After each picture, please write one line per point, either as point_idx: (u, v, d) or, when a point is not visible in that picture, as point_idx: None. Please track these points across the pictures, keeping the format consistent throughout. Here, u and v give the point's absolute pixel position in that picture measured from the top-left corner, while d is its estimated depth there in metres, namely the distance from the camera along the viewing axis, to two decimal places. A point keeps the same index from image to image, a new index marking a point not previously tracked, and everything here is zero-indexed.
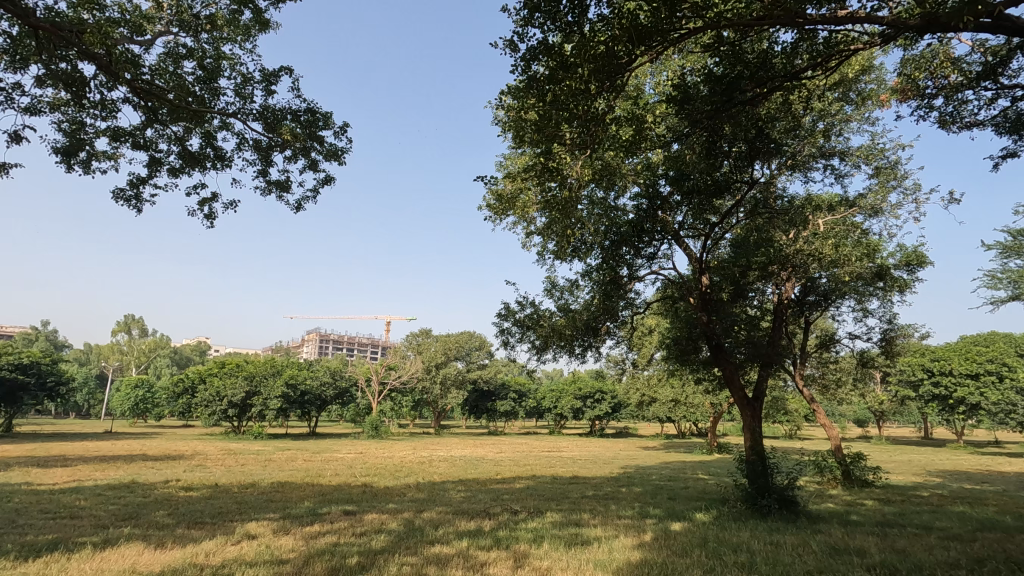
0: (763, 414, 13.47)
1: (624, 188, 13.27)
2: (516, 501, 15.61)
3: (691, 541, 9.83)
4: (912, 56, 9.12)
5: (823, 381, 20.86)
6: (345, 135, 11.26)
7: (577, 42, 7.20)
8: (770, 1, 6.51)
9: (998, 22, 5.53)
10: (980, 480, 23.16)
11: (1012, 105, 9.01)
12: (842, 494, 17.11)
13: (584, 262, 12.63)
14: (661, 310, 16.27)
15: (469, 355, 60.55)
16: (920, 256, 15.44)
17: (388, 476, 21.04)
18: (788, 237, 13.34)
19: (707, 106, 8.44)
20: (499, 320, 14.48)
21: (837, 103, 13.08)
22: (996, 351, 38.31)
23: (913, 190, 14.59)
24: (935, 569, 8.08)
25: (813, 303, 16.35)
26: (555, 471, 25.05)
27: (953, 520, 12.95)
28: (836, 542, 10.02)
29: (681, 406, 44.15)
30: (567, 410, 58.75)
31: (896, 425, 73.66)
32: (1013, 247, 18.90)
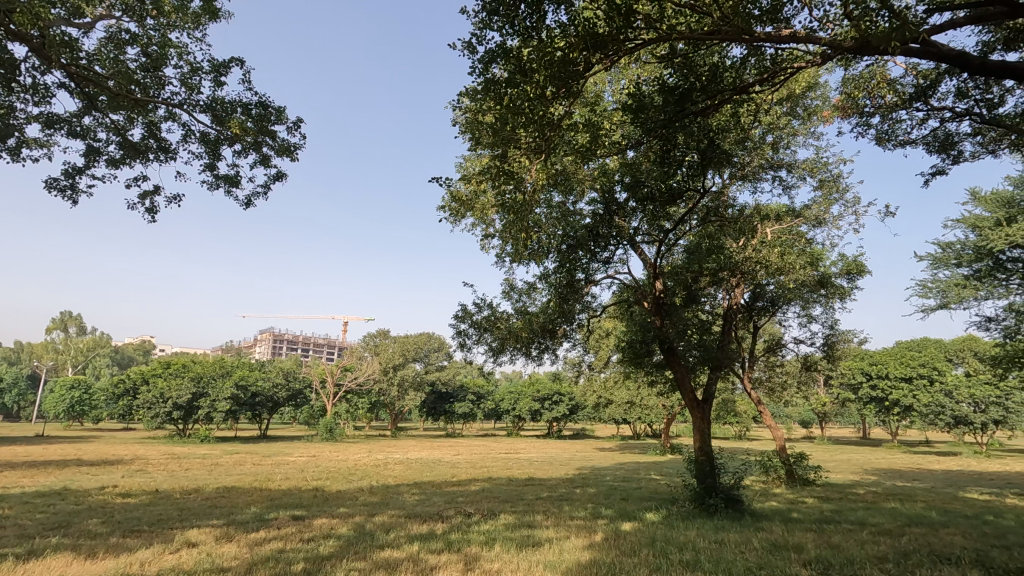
0: (712, 415, 13.88)
1: (582, 193, 13.48)
2: (471, 503, 15.58)
3: (639, 541, 10.04)
4: (852, 76, 9.61)
5: (769, 384, 21.69)
6: (298, 131, 11.00)
7: (535, 47, 7.21)
8: (719, 17, 6.74)
9: (925, 49, 5.86)
10: (910, 478, 24.56)
11: (941, 126, 9.62)
12: (785, 492, 17.82)
13: (541, 265, 12.73)
14: (617, 313, 16.60)
15: (428, 356, 60.12)
16: (859, 266, 16.29)
17: (341, 480, 20.58)
18: (738, 244, 13.83)
19: (660, 115, 8.64)
20: (456, 322, 14.45)
21: (785, 117, 13.68)
22: (928, 356, 40.78)
23: (853, 203, 15.39)
24: (865, 563, 8.52)
25: (761, 308, 17.04)
26: (512, 473, 25.11)
27: (885, 517, 13.68)
28: (777, 539, 10.39)
29: (636, 407, 45.52)
30: (525, 412, 58.99)
31: (837, 427, 77.12)
32: (942, 259, 20.21)
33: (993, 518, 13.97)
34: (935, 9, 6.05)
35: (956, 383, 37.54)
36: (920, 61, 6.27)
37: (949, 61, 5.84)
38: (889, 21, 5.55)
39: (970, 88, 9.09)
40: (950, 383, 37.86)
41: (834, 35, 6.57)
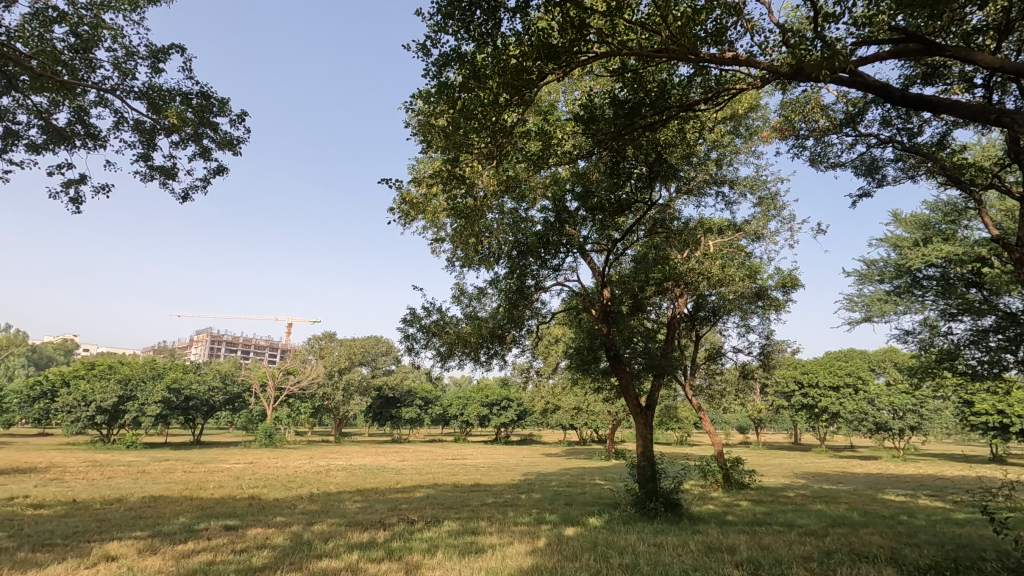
0: (654, 422, 14.23)
1: (534, 201, 13.63)
2: (414, 510, 15.33)
3: (581, 546, 10.17)
4: (789, 100, 10.16)
5: (710, 391, 22.49)
6: (242, 124, 10.59)
7: (491, 53, 7.24)
8: (667, 36, 6.97)
9: (853, 78, 6.27)
10: (835, 481, 26.06)
11: (867, 151, 10.31)
12: (721, 496, 18.48)
13: (491, 270, 12.76)
14: (565, 320, 16.80)
15: (375, 360, 58.86)
16: (794, 280, 17.17)
17: (279, 488, 19.81)
18: (682, 255, 14.29)
19: (610, 127, 8.83)
20: (403, 326, 14.25)
21: (729, 135, 14.29)
22: (853, 366, 43.41)
23: (789, 220, 16.23)
24: (792, 563, 8.95)
25: (703, 318, 17.71)
26: (457, 479, 24.92)
27: (811, 518, 14.44)
28: (712, 542, 10.77)
29: (582, 412, 46.42)
30: (473, 418, 58.66)
31: (771, 433, 80.81)
32: (867, 275, 21.62)
33: (907, 518, 14.97)
34: (861, 43, 6.50)
35: (878, 392, 40.17)
36: (848, 90, 6.69)
37: (874, 92, 6.28)
38: (822, 50, 5.93)
39: (893, 117, 9.79)
40: (873, 391, 40.48)
41: (772, 61, 6.95)
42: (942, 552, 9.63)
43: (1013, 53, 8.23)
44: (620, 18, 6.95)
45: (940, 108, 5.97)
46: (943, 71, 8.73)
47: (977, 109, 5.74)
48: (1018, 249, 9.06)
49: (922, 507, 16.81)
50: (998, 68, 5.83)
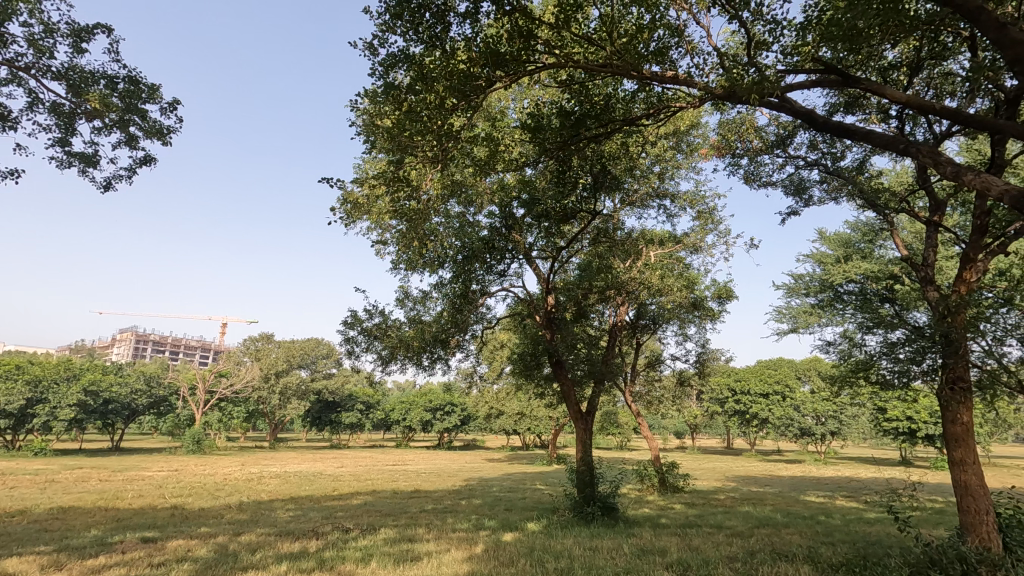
0: (594, 428, 14.47)
1: (481, 206, 13.67)
2: (350, 518, 14.94)
3: (518, 551, 10.22)
4: (726, 121, 10.69)
5: (649, 397, 23.16)
6: (174, 113, 10.06)
7: (440, 56, 7.22)
8: (611, 51, 7.16)
9: (781, 103, 6.64)
10: (762, 484, 27.38)
11: (795, 172, 10.98)
12: (657, 499, 19.01)
13: (435, 273, 12.70)
14: (510, 325, 16.85)
15: (314, 363, 57.12)
16: (729, 291, 17.97)
17: (206, 497, 18.84)
18: (624, 265, 14.70)
19: (557, 137, 8.95)
20: (344, 328, 13.89)
21: (671, 150, 14.83)
22: (782, 373, 45.79)
23: (725, 234, 17.00)
24: (718, 563, 9.33)
25: (644, 326, 18.27)
26: (397, 485, 24.46)
27: (739, 519, 15.10)
28: (645, 544, 11.10)
29: (525, 418, 46.62)
30: (415, 423, 57.67)
31: (706, 437, 83.84)
32: (795, 288, 22.90)
33: (825, 518, 15.92)
34: (789, 71, 6.91)
35: (803, 399, 42.69)
36: (778, 114, 7.08)
37: (799, 118, 6.69)
38: (754, 75, 6.26)
39: (819, 141, 10.44)
40: (798, 399, 42.90)
41: (710, 82, 7.27)
42: (854, 549, 10.30)
43: (923, 89, 8.96)
44: (567, 30, 7.08)
45: (856, 137, 6.41)
46: (862, 102, 9.41)
47: (887, 139, 6.19)
48: (924, 269, 9.83)
49: (839, 507, 17.93)
50: (907, 103, 6.33)
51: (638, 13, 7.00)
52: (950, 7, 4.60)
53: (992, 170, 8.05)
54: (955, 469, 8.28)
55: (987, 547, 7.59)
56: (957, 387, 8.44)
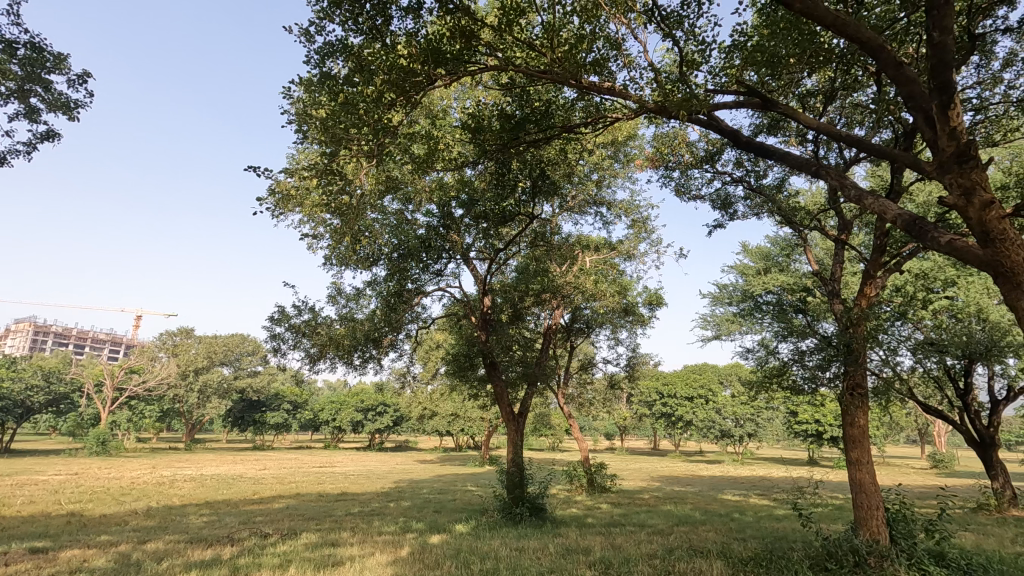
0: (525, 429, 14.56)
1: (420, 204, 13.53)
2: (269, 522, 14.28)
3: (444, 553, 10.13)
4: (660, 135, 11.12)
5: (580, 399, 23.62)
6: (83, 87, 9.28)
7: (379, 50, 7.04)
8: (551, 58, 7.24)
9: (709, 120, 6.96)
10: (683, 483, 28.66)
11: (722, 188, 11.58)
12: (585, 499, 19.39)
13: (368, 271, 12.40)
14: (446, 326, 16.69)
15: (238, 360, 54.32)
16: (659, 298, 18.66)
17: (108, 502, 17.43)
18: (561, 269, 14.94)
19: (496, 139, 8.92)
20: (270, 324, 13.26)
21: (609, 159, 15.27)
22: (706, 378, 48.17)
23: (656, 242, 17.65)
24: (637, 560, 9.66)
25: (578, 330, 18.69)
26: (323, 488, 23.63)
27: (661, 518, 15.70)
28: (570, 543, 11.32)
29: (459, 419, 46.40)
30: (345, 424, 56.07)
31: (633, 439, 86.73)
32: (720, 297, 24.13)
33: (739, 515, 16.83)
34: (718, 90, 7.25)
35: (724, 403, 45.13)
36: (706, 131, 7.42)
37: (725, 135, 7.04)
38: (685, 92, 6.53)
39: (744, 160, 11.05)
40: (720, 402, 45.32)
41: (645, 97, 7.51)
42: (762, 545, 10.97)
43: (836, 116, 9.66)
44: (510, 34, 7.08)
45: (775, 157, 6.82)
46: (783, 125, 10.05)
47: (801, 161, 6.61)
48: (832, 283, 10.59)
49: (752, 505, 19.00)
50: (820, 129, 6.80)
51: (579, 23, 7.14)
52: (857, 43, 5.01)
53: (892, 195, 8.81)
54: (853, 469, 8.90)
55: (876, 540, 8.21)
56: (855, 393, 9.10)
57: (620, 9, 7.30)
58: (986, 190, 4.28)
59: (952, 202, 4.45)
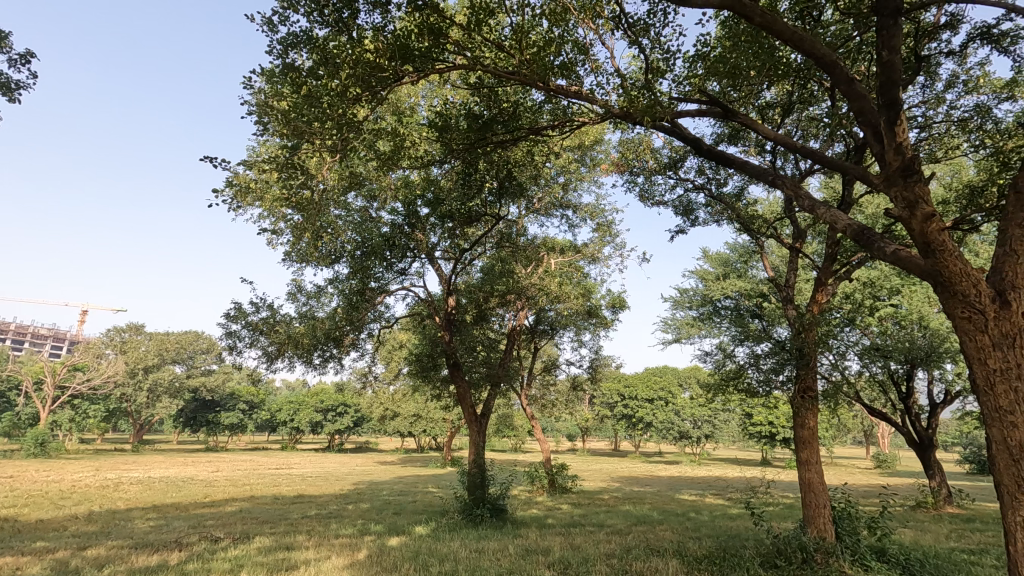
0: (487, 430, 14.52)
1: (385, 202, 13.33)
2: (220, 526, 13.79)
3: (402, 555, 10.00)
4: (626, 141, 11.29)
5: (543, 400, 23.72)
6: (25, 67, 8.75)
7: (345, 42, 6.86)
8: (519, 59, 7.21)
9: (672, 128, 7.09)
10: (642, 483, 29.17)
11: (684, 195, 11.83)
12: (545, 500, 19.47)
13: (330, 268, 12.13)
14: (409, 326, 16.50)
15: (192, 359, 52.52)
16: (622, 301, 18.93)
17: (46, 507, 16.49)
18: (526, 270, 14.96)
19: (463, 139, 8.84)
20: (226, 321, 12.82)
21: (575, 163, 15.40)
22: (666, 380, 49.17)
23: (621, 246, 17.89)
24: (595, 560, 9.75)
25: (542, 332, 18.78)
26: (279, 490, 22.98)
27: (619, 518, 15.92)
28: (530, 544, 11.33)
29: (421, 420, 45.96)
30: (303, 424, 54.78)
31: (595, 440, 87.86)
32: (681, 301, 24.65)
33: (695, 514, 17.22)
34: (681, 99, 7.40)
35: (682, 405, 46.20)
36: (669, 138, 7.55)
37: (687, 142, 7.18)
38: (650, 98, 6.63)
39: (706, 168, 11.31)
40: (678, 404, 46.37)
41: (612, 102, 7.58)
42: (716, 543, 11.25)
43: (792, 129, 9.98)
44: (479, 33, 7.01)
45: (735, 166, 7.00)
46: (743, 135, 10.34)
47: (759, 170, 6.80)
48: (786, 289, 10.93)
49: (708, 505, 19.48)
50: (778, 140, 7.00)
51: (548, 26, 7.15)
52: (812, 58, 5.20)
53: (843, 206, 9.17)
54: (803, 469, 9.20)
55: (822, 538, 8.52)
56: (806, 395, 9.43)
57: (589, 14, 7.36)
58: (927, 204, 4.44)
59: (896, 214, 4.62)
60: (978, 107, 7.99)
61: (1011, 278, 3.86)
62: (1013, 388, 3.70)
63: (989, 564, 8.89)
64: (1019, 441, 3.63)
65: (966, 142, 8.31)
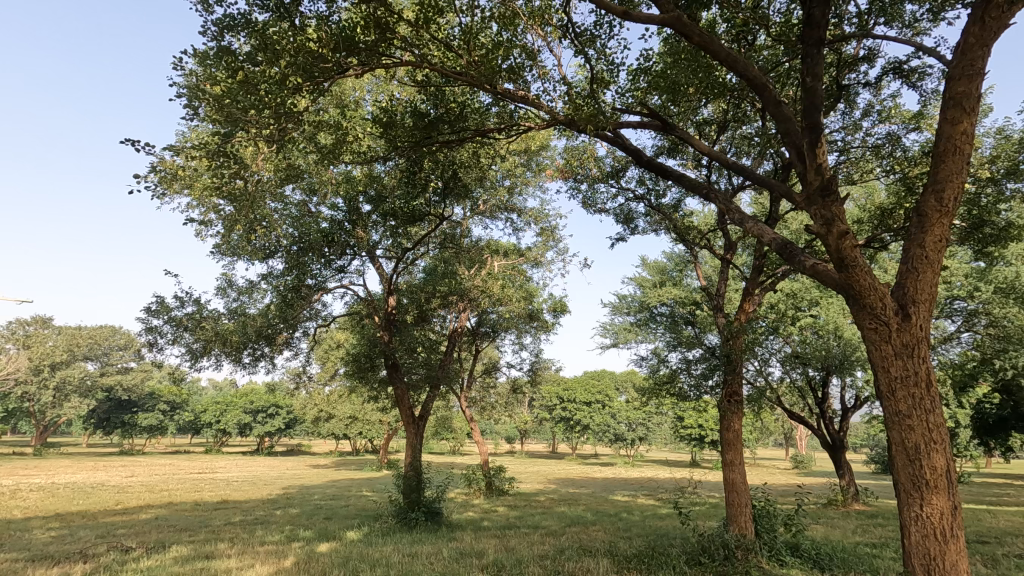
0: (425, 432, 14.32)
1: (325, 197, 12.91)
2: (132, 535, 12.86)
3: (332, 562, 9.69)
4: (571, 148, 11.47)
5: (483, 403, 23.71)
6: None
7: (287, 30, 6.54)
8: (467, 60, 7.16)
9: (615, 137, 7.27)
10: (578, 485, 29.69)
11: (625, 204, 12.17)
12: (482, 502, 19.46)
13: (263, 263, 11.60)
14: (347, 325, 16.05)
15: (106, 356, 48.94)
16: (563, 305, 19.22)
17: None
18: (469, 272, 14.88)
19: (408, 137, 8.69)
20: (146, 316, 12.01)
21: (521, 167, 15.51)
22: (604, 384, 50.33)
23: (563, 251, 18.17)
24: (528, 561, 9.81)
25: (483, 334, 18.78)
26: (201, 496, 21.74)
27: (554, 519, 16.13)
28: (465, 547, 11.26)
29: (357, 422, 44.80)
30: (230, 426, 52.12)
31: (533, 442, 88.63)
32: (620, 306, 25.34)
33: (626, 514, 17.70)
34: (624, 110, 7.59)
35: (618, 408, 47.47)
36: (611, 148, 7.74)
37: (628, 153, 7.38)
38: (594, 107, 6.78)
39: (646, 179, 11.68)
40: (615, 407, 47.61)
41: (557, 109, 7.67)
42: (646, 542, 11.61)
43: (727, 146, 10.47)
44: (427, 31, 6.89)
45: (672, 178, 7.26)
46: (681, 149, 10.75)
47: (695, 183, 7.08)
48: (717, 298, 11.42)
49: (639, 505, 20.06)
50: (713, 156, 7.31)
51: (497, 30, 7.15)
52: (744, 79, 5.47)
53: (770, 222, 9.72)
54: (727, 470, 9.61)
55: (743, 535, 8.95)
56: (732, 399, 9.89)
57: (538, 20, 7.42)
58: (842, 222, 4.76)
59: (816, 231, 4.92)
60: (890, 136, 8.68)
61: (912, 294, 4.19)
62: (911, 395, 4.03)
63: (889, 557, 9.64)
64: (915, 443, 3.95)
65: (879, 167, 8.99)
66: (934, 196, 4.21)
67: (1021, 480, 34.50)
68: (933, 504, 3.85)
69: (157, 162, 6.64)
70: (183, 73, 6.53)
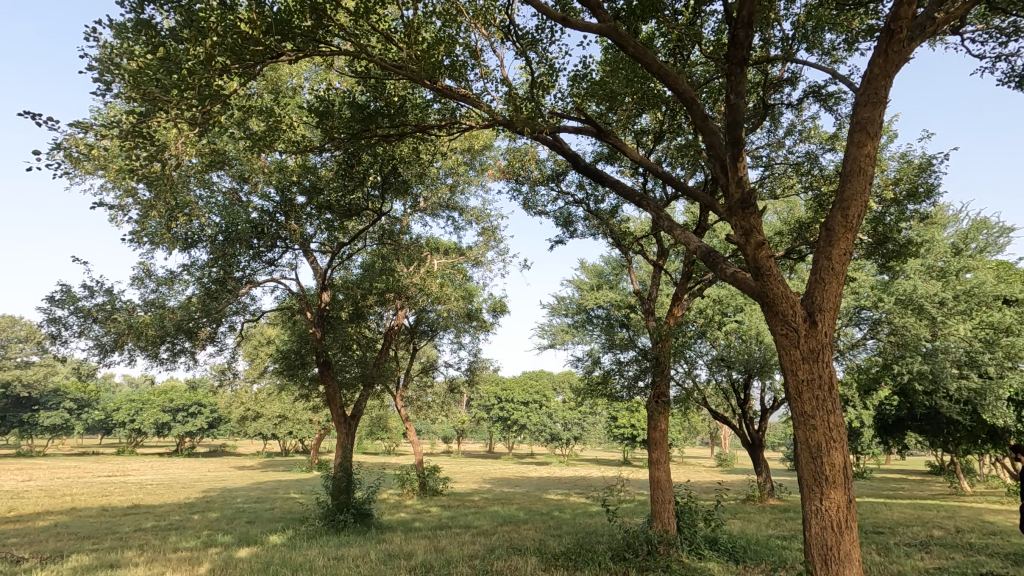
0: (357, 432, 13.95)
1: (256, 186, 12.32)
2: (25, 545, 11.74)
3: (251, 568, 9.24)
4: (513, 149, 11.51)
5: (420, 402, 23.39)
6: None
7: (215, 8, 6.09)
8: (408, 53, 6.96)
9: (553, 141, 7.35)
10: (513, 484, 29.88)
11: (564, 207, 12.35)
12: (414, 503, 19.19)
13: (185, 252, 10.92)
14: (278, 320, 15.40)
15: (3, 347, 44.56)
16: (503, 305, 19.29)
17: None
18: (407, 269, 14.62)
19: (346, 128, 8.34)
20: (49, 306, 11.03)
21: (463, 165, 15.44)
22: (541, 384, 50.85)
23: (503, 252, 18.24)
24: (457, 562, 9.75)
25: (421, 332, 18.58)
26: (109, 501, 20.20)
27: (487, 518, 16.14)
28: (394, 549, 11.08)
29: (286, 421, 43.03)
30: (146, 426, 48.72)
31: (471, 442, 88.32)
32: (558, 307, 25.73)
33: (558, 513, 17.99)
34: (564, 114, 7.69)
35: (555, 407, 48.10)
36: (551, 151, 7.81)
37: (566, 157, 7.48)
38: (534, 110, 6.81)
39: (585, 184, 11.92)
40: (551, 407, 48.25)
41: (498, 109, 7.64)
42: (574, 540, 11.82)
43: (663, 156, 10.81)
44: (367, 21, 6.65)
45: (607, 184, 7.43)
46: (619, 156, 11.05)
47: (629, 191, 7.25)
48: (649, 302, 11.78)
49: (570, 504, 20.46)
50: (647, 165, 7.52)
51: (440, 26, 7.02)
52: (674, 92, 5.67)
53: (700, 231, 10.11)
54: (653, 468, 9.91)
55: (666, 530, 9.28)
56: (660, 400, 10.22)
57: (482, 20, 7.37)
58: (759, 233, 5.00)
59: (735, 241, 5.13)
60: (809, 154, 9.27)
61: (819, 302, 4.48)
62: (815, 396, 4.32)
63: (797, 548, 10.29)
64: (818, 441, 4.24)
65: (800, 183, 9.56)
66: (841, 212, 4.51)
67: (915, 476, 37.78)
68: (831, 498, 4.13)
69: (61, 137, 6.06)
70: (96, 45, 6.00)
